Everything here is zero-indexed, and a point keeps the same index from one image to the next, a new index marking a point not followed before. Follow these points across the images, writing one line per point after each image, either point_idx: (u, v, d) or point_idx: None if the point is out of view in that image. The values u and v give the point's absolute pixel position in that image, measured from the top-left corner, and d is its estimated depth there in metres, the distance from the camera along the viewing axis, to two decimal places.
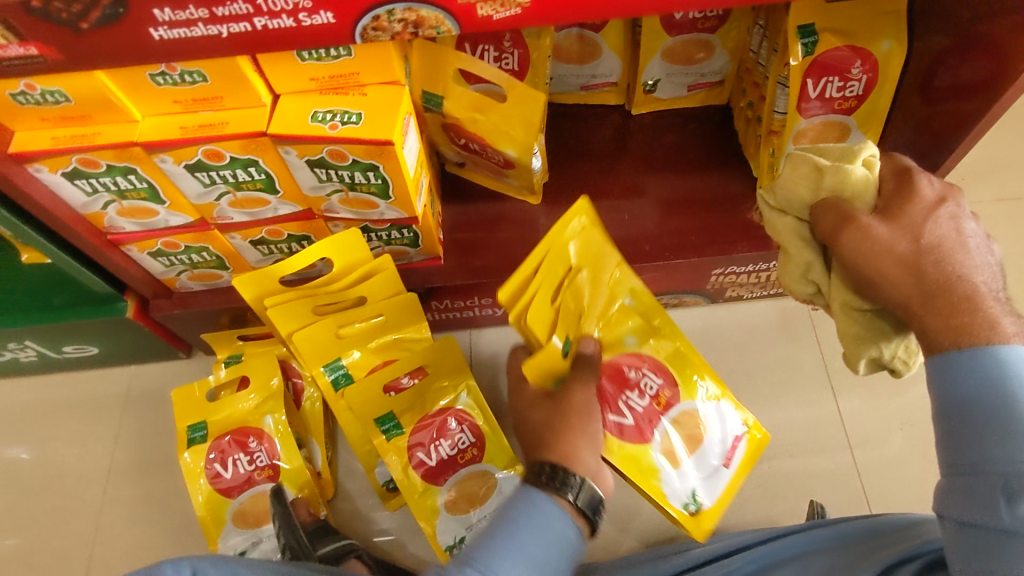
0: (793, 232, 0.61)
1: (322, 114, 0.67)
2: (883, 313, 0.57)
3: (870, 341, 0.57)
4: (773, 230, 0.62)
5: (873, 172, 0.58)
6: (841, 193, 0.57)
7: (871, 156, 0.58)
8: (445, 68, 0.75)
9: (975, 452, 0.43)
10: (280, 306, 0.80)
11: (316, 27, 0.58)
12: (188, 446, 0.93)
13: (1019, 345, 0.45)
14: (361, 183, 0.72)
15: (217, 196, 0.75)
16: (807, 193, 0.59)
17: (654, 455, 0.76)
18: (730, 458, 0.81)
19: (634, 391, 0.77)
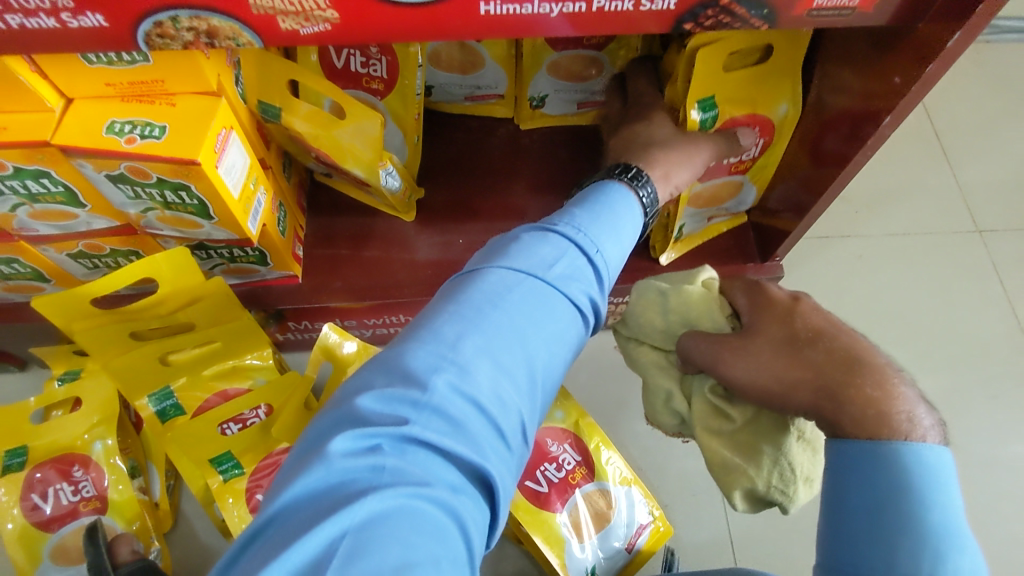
0: (647, 360, 0.66)
1: (120, 125, 0.59)
2: (757, 435, 0.60)
3: (738, 469, 0.60)
4: (633, 355, 0.67)
5: (712, 289, 0.64)
6: (686, 311, 0.63)
7: (709, 278, 0.66)
8: (282, 76, 0.68)
9: (879, 556, 0.42)
10: (91, 331, 0.71)
11: (87, 30, 0.50)
12: (3, 474, 0.83)
13: (928, 445, 0.45)
14: (176, 203, 0.65)
15: (10, 207, 0.65)
16: (657, 318, 0.65)
17: (560, 524, 0.79)
18: (633, 543, 0.81)
19: (552, 463, 0.82)
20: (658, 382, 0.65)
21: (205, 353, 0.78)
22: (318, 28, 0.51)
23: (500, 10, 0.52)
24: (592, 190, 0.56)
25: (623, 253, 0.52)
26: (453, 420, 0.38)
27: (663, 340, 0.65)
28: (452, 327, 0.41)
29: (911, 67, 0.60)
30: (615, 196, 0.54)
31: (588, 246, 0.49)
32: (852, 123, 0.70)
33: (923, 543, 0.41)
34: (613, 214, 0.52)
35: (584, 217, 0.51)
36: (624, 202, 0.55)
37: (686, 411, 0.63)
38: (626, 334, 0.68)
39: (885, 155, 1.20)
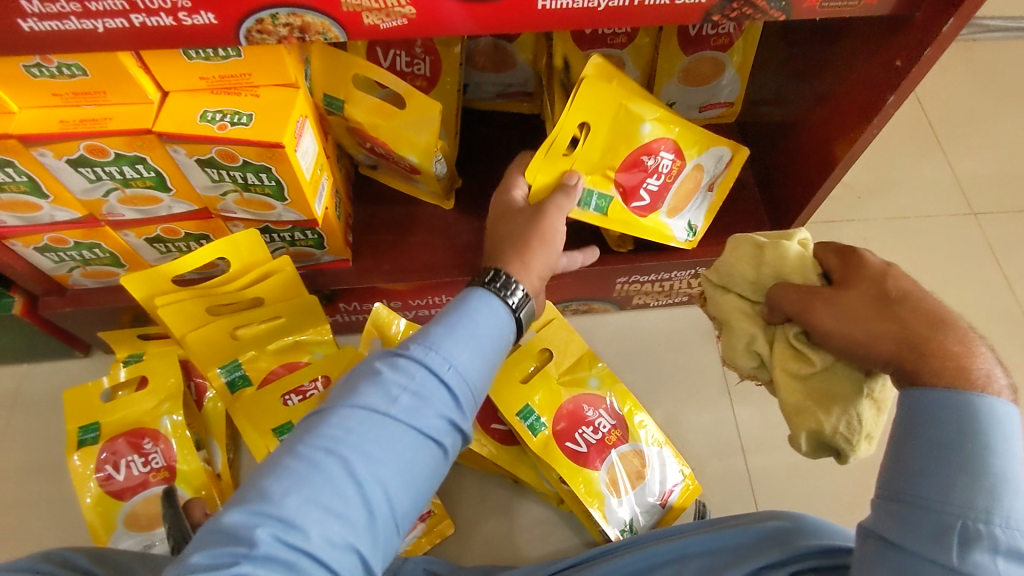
0: (735, 306, 0.69)
1: (211, 114, 0.66)
2: (832, 381, 0.61)
3: (810, 410, 0.61)
4: (720, 302, 0.71)
5: (808, 249, 0.67)
6: (778, 267, 0.66)
7: (804, 240, 0.69)
8: (349, 73, 0.76)
9: (939, 489, 0.46)
10: (172, 306, 0.78)
11: (197, 28, 0.57)
12: (78, 448, 0.90)
13: (999, 399, 0.48)
14: (256, 185, 0.72)
15: (104, 192, 0.73)
16: (749, 269, 0.69)
17: (599, 481, 0.86)
18: (667, 499, 0.88)
19: (589, 426, 0.88)
20: (744, 326, 0.68)
21: (271, 327, 0.85)
22: (396, 23, 0.59)
23: (555, 5, 0.59)
24: (455, 300, 0.60)
25: (479, 368, 0.55)
26: (285, 563, 0.42)
27: (752, 291, 0.69)
28: (285, 478, 0.45)
29: (912, 51, 0.68)
30: (471, 307, 0.58)
31: (438, 369, 0.52)
32: (859, 107, 0.78)
33: (982, 482, 0.45)
34: (467, 333, 0.56)
35: (435, 338, 0.54)
36: (481, 314, 0.58)
37: (767, 353, 0.65)
38: (715, 282, 0.72)
39: (882, 146, 1.29)
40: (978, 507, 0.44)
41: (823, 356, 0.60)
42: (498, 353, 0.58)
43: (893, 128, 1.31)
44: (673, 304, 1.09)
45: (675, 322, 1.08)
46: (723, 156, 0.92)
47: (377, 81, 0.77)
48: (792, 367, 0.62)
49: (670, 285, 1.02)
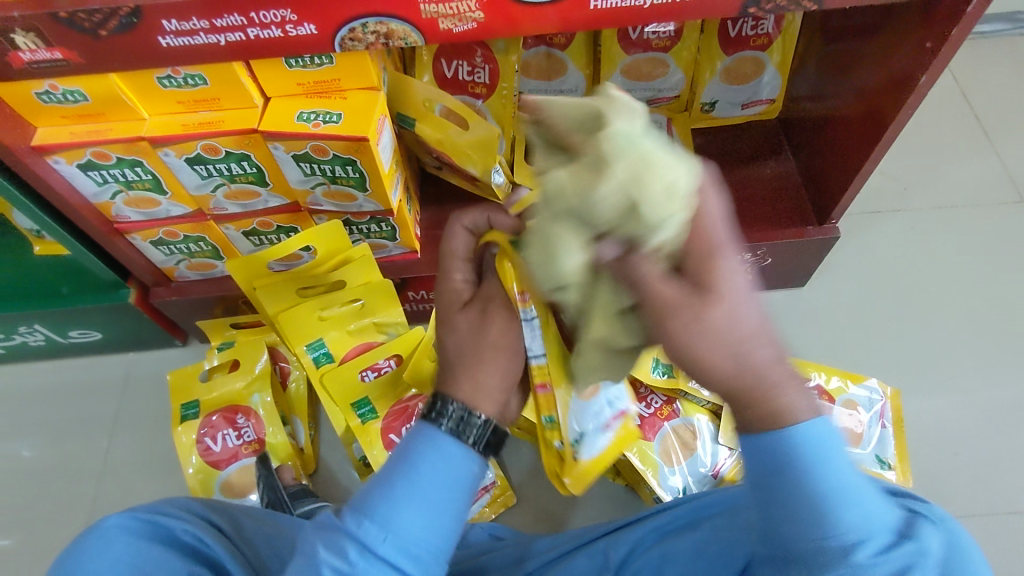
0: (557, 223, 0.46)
1: (307, 114, 0.76)
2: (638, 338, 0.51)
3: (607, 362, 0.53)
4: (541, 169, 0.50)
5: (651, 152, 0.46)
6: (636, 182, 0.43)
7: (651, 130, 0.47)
8: (409, 94, 0.83)
9: (793, 529, 0.48)
10: (267, 288, 0.90)
11: (301, 37, 0.68)
12: (182, 421, 1.01)
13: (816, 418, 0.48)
14: (342, 177, 0.82)
15: (213, 187, 0.84)
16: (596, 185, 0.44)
17: (653, 454, 0.91)
18: (719, 469, 0.93)
19: (641, 402, 0.94)
20: (556, 254, 0.46)
21: (349, 311, 0.95)
22: (468, 26, 0.68)
23: (605, 6, 0.67)
24: (404, 443, 0.55)
25: (428, 529, 0.51)
26: None
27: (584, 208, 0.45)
28: None
29: (941, 34, 0.74)
30: (417, 452, 0.53)
31: (372, 541, 0.49)
32: (894, 90, 0.84)
33: (813, 514, 0.47)
34: (412, 489, 0.51)
35: (375, 502, 0.51)
36: (428, 456, 0.53)
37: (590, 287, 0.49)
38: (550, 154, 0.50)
39: (929, 138, 1.31)
40: (835, 529, 0.47)
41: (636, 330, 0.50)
42: (453, 501, 0.53)
43: (939, 122, 1.33)
44: None
45: None
46: (660, 122, 1.11)
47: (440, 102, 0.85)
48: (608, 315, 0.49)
49: None
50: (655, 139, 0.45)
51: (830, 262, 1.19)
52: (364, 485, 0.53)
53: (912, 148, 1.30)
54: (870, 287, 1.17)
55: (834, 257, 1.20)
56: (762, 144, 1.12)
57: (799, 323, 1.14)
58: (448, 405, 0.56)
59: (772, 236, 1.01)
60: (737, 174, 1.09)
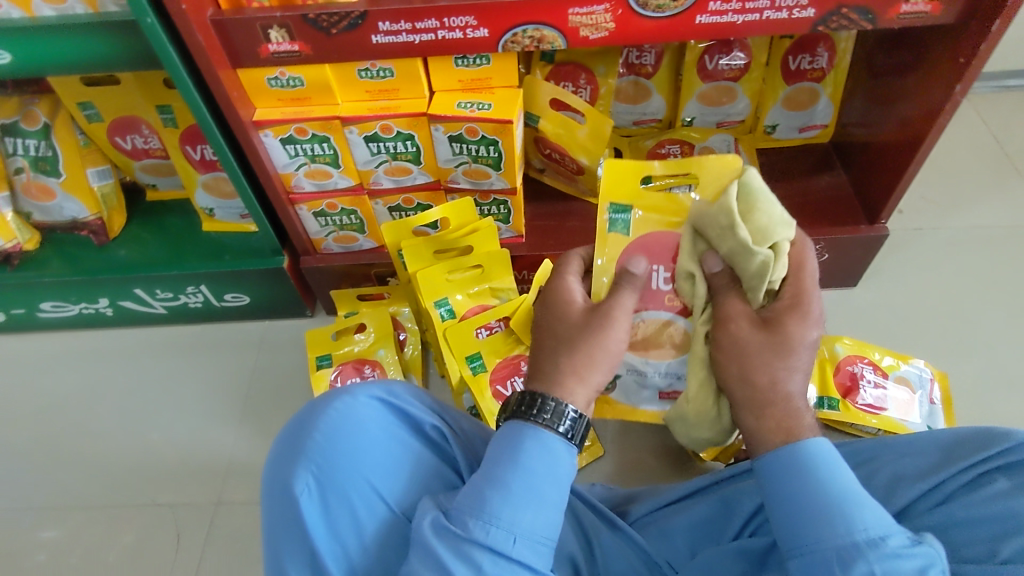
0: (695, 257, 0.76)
1: (464, 103, 0.98)
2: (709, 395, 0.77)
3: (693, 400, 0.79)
4: (687, 246, 0.76)
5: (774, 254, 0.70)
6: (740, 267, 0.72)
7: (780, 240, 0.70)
8: (535, 93, 1.04)
9: (805, 532, 0.56)
10: (411, 247, 1.08)
11: (475, 39, 0.90)
12: (317, 369, 1.19)
13: (817, 441, 0.61)
14: (483, 156, 1.02)
15: (378, 163, 1.05)
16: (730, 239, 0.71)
17: None
18: None
19: None
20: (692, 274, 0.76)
21: (472, 276, 1.13)
22: (601, 34, 0.90)
23: (708, 21, 0.88)
24: (508, 439, 0.65)
25: (551, 512, 0.62)
26: None
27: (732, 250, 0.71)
28: None
29: (970, 51, 0.92)
30: (528, 454, 0.64)
31: (502, 543, 0.59)
32: (929, 105, 1.03)
33: (822, 519, 0.56)
34: (527, 488, 0.62)
35: (495, 507, 0.60)
36: (535, 455, 0.64)
37: (698, 300, 0.77)
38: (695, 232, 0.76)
39: (967, 171, 1.49)
40: (851, 527, 0.54)
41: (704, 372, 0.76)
42: (562, 493, 0.64)
43: (973, 158, 1.51)
44: None
45: None
46: (729, 143, 1.31)
47: (560, 101, 1.06)
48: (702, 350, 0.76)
49: None
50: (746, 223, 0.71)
51: (881, 268, 1.34)
52: (472, 485, 0.63)
53: (948, 177, 1.48)
54: (917, 290, 1.31)
55: (885, 265, 1.35)
56: (817, 163, 1.31)
57: (853, 317, 1.28)
58: (541, 399, 0.67)
59: (829, 232, 1.18)
60: (796, 185, 1.27)
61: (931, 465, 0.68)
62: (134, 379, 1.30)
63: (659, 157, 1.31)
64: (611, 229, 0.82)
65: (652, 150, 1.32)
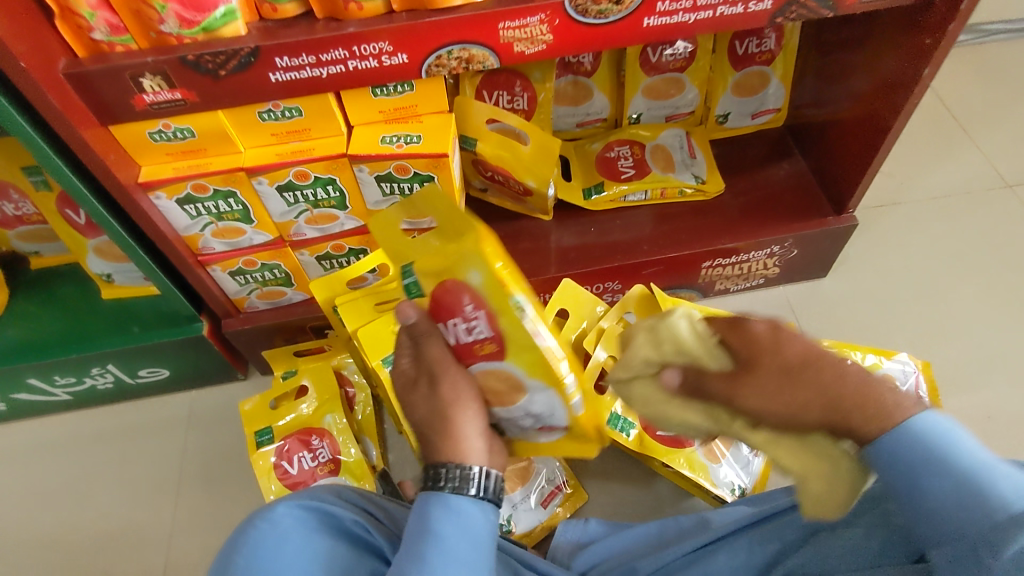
0: (663, 399, 0.66)
1: (389, 138, 0.85)
2: (812, 442, 0.59)
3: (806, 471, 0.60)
4: (636, 356, 0.67)
5: (694, 322, 0.64)
6: (679, 352, 0.63)
7: (683, 313, 0.65)
8: (471, 116, 0.92)
9: (943, 519, 0.52)
10: (348, 303, 0.95)
11: (393, 67, 0.76)
12: (258, 447, 1.05)
13: (922, 412, 0.55)
14: (417, 195, 0.90)
15: (297, 214, 0.91)
16: (650, 354, 0.66)
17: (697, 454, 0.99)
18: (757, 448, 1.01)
19: None
20: (670, 410, 0.66)
21: None
22: (538, 48, 0.78)
23: (657, 22, 0.78)
24: (416, 512, 0.60)
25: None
26: None
27: (674, 358, 0.64)
28: None
29: (938, 29, 0.85)
30: (440, 522, 0.58)
31: None
32: (892, 88, 0.95)
33: (958, 498, 0.51)
34: (443, 559, 0.57)
35: None
36: (445, 522, 0.58)
37: (697, 412, 0.64)
38: (622, 374, 0.69)
39: (920, 139, 1.44)
40: (990, 502, 0.50)
41: (768, 435, 0.61)
42: (483, 552, 0.59)
43: (923, 124, 1.47)
44: (751, 288, 1.23)
45: (753, 304, 1.22)
46: (681, 137, 1.21)
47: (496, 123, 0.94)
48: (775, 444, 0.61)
49: (748, 267, 1.16)
50: (651, 347, 0.66)
51: (847, 253, 1.28)
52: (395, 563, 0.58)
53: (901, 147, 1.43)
54: (887, 273, 1.26)
55: (851, 250, 1.29)
56: (774, 150, 1.23)
57: (826, 310, 1.22)
58: (443, 469, 0.60)
59: (797, 229, 1.11)
60: (756, 177, 1.19)
61: None
62: (44, 478, 1.13)
63: (609, 160, 1.19)
64: (412, 294, 0.66)
65: (601, 154, 1.20)
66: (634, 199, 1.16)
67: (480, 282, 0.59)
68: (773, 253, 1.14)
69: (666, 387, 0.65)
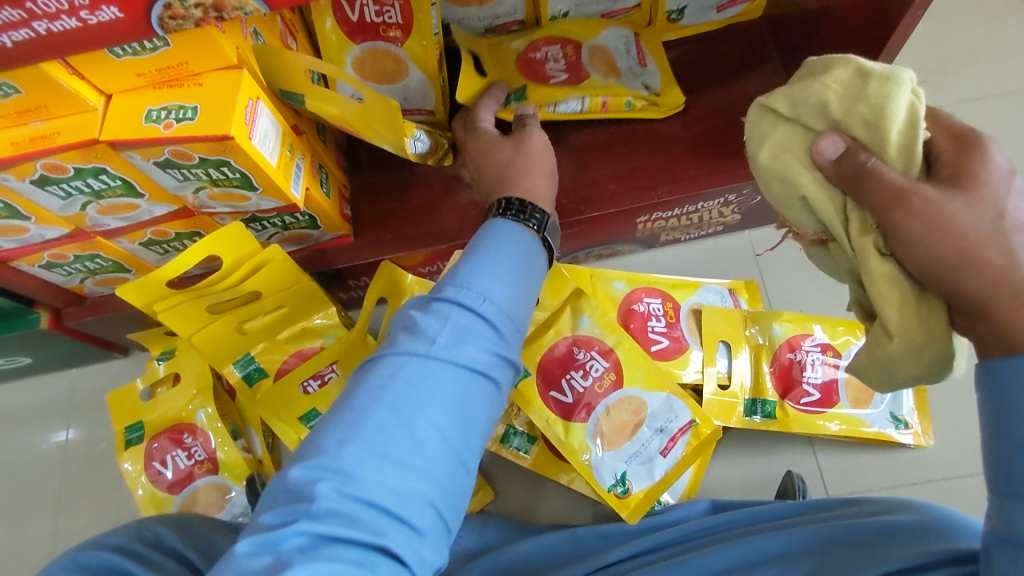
0: (792, 158, 0.53)
1: (157, 112, 0.62)
2: (933, 307, 0.48)
3: (881, 332, 0.50)
4: (785, 141, 0.54)
5: (921, 103, 0.50)
6: (880, 104, 0.49)
7: (914, 91, 0.50)
8: (288, 71, 0.68)
9: None
10: (171, 310, 0.80)
11: (106, 25, 0.52)
12: (126, 448, 0.94)
13: None
14: (222, 179, 0.68)
15: (80, 206, 0.71)
16: (835, 101, 0.52)
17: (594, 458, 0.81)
18: (669, 449, 0.81)
19: (578, 371, 0.83)
20: (798, 174, 0.53)
21: (277, 317, 0.88)
22: None
23: None
24: (477, 234, 0.56)
25: (516, 291, 0.52)
26: (347, 514, 0.41)
27: (897, 157, 0.49)
28: (337, 432, 0.44)
29: None
30: (495, 239, 0.55)
31: (472, 305, 0.49)
32: None
33: None
34: (497, 263, 0.52)
35: (467, 274, 0.51)
36: (506, 238, 0.55)
37: (838, 237, 0.51)
38: (769, 100, 0.56)
39: (957, 18, 1.10)
40: None
41: (874, 241, 0.49)
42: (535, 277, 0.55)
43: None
44: (707, 236, 0.99)
45: (712, 255, 0.99)
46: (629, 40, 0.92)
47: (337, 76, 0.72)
48: (875, 275, 0.49)
49: (699, 217, 0.92)
50: (877, 80, 0.50)
51: None
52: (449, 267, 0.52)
53: (927, 31, 1.10)
54: None
55: None
56: (748, 52, 0.93)
57: (803, 262, 0.97)
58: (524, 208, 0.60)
59: None
60: (719, 95, 0.91)
61: (852, 560, 0.56)
62: None
63: (534, 63, 0.91)
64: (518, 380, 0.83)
65: (522, 55, 0.92)
66: (565, 108, 0.89)
67: (589, 324, 0.85)
68: (729, 202, 0.90)
69: (817, 158, 0.52)
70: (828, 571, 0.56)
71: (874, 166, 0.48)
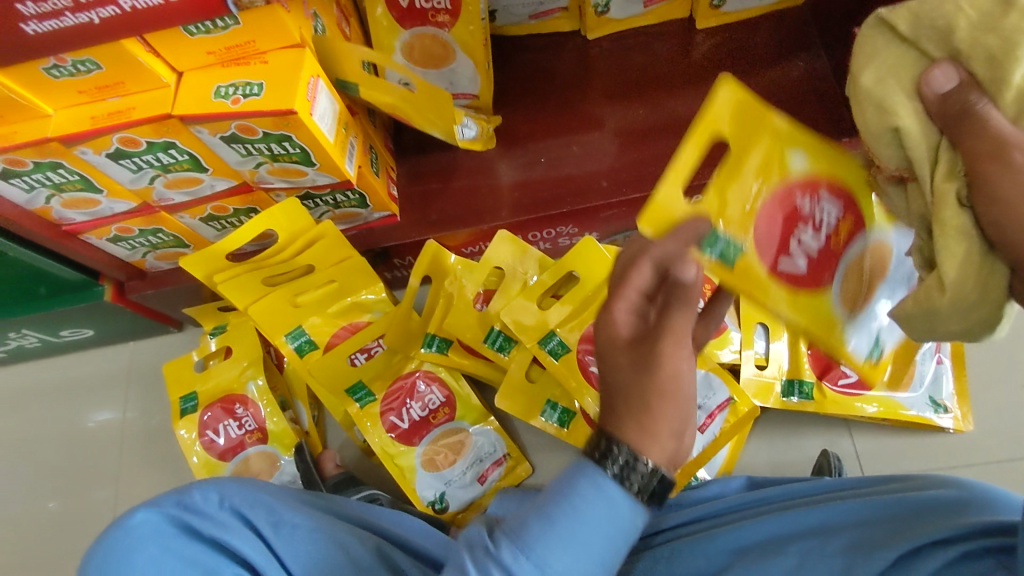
0: (897, 86, 0.48)
1: (225, 89, 0.65)
2: (996, 269, 0.47)
3: (931, 286, 0.49)
4: (896, 65, 0.48)
5: None
6: (1014, 39, 0.44)
7: None
8: (343, 61, 0.72)
9: None
10: (230, 281, 0.84)
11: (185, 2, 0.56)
12: (182, 416, 0.98)
13: None
14: (282, 154, 0.72)
15: (149, 179, 0.75)
16: (961, 29, 0.45)
17: None
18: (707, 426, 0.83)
19: None
20: (897, 105, 0.48)
21: (328, 291, 0.91)
22: None
23: None
24: (557, 475, 0.46)
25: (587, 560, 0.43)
26: None
27: (1018, 104, 0.44)
28: None
29: None
30: (581, 496, 0.44)
31: None
32: None
33: None
34: (571, 534, 0.43)
35: (532, 538, 0.43)
36: (593, 498, 0.44)
37: (921, 178, 0.48)
38: (890, 14, 0.49)
39: None
40: None
41: (957, 189, 0.46)
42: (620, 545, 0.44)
43: None
44: None
45: None
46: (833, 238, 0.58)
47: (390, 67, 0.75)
48: (946, 225, 0.46)
49: None
50: (1019, 7, 0.44)
51: None
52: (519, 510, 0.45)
53: None
54: None
55: None
56: (789, 37, 0.94)
57: None
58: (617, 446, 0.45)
59: None
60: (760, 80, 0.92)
61: (893, 533, 0.57)
62: None
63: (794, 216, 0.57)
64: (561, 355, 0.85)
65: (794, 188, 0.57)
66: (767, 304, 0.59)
67: None
68: None
69: (924, 89, 0.47)
70: (868, 543, 0.57)
71: (983, 110, 0.44)
